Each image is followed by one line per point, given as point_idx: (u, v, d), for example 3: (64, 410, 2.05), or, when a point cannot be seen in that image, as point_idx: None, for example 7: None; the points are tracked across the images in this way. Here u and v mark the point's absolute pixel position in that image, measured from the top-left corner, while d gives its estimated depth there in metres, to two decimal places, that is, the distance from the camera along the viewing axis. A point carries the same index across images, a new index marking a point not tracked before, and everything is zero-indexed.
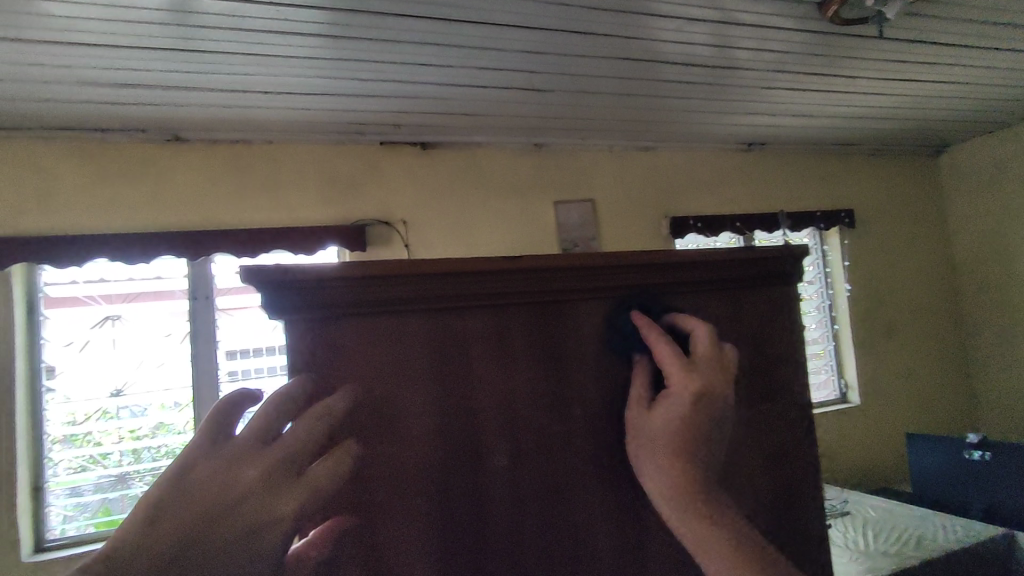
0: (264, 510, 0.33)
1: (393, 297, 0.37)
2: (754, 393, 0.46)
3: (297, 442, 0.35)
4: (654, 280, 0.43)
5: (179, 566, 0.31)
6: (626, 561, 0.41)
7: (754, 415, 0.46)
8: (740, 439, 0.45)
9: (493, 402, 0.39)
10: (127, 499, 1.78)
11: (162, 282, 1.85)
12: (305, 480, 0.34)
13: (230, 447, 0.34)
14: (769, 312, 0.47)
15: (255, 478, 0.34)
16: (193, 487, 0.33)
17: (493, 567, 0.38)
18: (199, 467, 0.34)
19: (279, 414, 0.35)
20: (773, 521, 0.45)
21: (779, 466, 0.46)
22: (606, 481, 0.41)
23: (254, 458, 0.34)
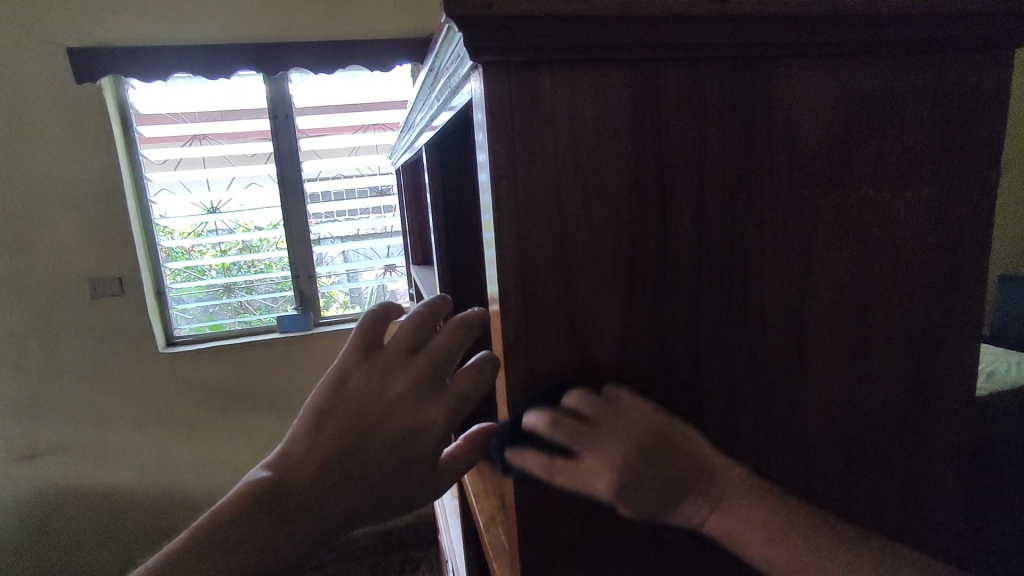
0: (414, 413, 0.38)
1: (598, 41, 0.34)
2: (942, 172, 0.43)
3: (436, 354, 0.39)
4: (869, 33, 0.38)
5: (348, 461, 0.37)
6: (790, 319, 0.43)
7: (938, 197, 0.44)
8: (921, 218, 0.44)
9: (686, 161, 0.38)
10: (231, 308, 1.97)
11: (239, 102, 1.84)
12: (449, 391, 0.39)
13: (381, 359, 0.39)
14: (979, 79, 0.42)
15: (405, 387, 0.38)
16: (353, 395, 0.38)
17: (669, 320, 0.40)
18: (357, 374, 0.38)
19: (415, 334, 0.39)
20: (935, 305, 0.46)
21: (952, 252, 0.45)
22: (782, 246, 0.41)
23: (399, 369, 0.38)
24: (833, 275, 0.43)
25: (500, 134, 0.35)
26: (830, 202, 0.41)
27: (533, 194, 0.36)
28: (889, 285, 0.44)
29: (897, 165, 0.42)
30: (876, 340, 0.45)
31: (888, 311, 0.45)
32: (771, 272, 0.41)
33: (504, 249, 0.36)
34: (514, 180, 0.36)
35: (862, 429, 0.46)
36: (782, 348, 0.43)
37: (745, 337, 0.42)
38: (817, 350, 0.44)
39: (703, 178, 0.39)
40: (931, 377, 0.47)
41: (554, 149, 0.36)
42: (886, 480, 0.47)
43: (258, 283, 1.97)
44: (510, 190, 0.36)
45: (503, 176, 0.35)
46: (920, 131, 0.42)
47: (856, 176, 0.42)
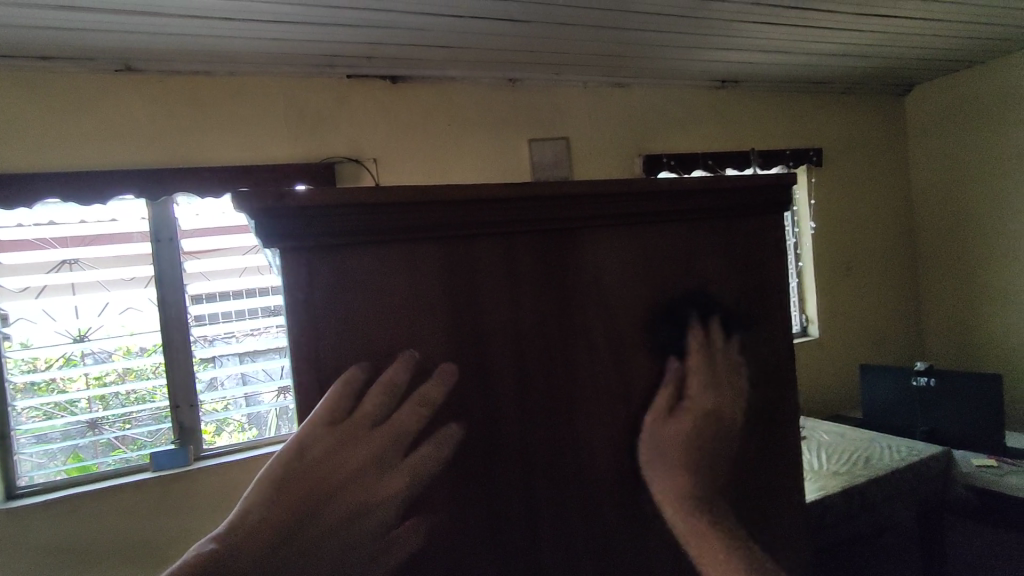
0: (373, 484, 0.35)
1: (405, 223, 0.36)
2: (744, 318, 0.48)
3: (399, 428, 0.37)
4: (659, 206, 0.43)
5: (300, 536, 0.33)
6: (624, 468, 0.43)
7: (747, 341, 0.48)
8: (734, 361, 0.48)
9: (503, 324, 0.40)
10: (100, 445, 1.76)
11: (122, 224, 1.77)
12: (406, 463, 0.37)
13: (347, 429, 0.35)
14: (759, 238, 0.48)
15: (368, 457, 0.35)
16: (315, 468, 0.34)
17: (498, 480, 0.40)
18: (319, 445, 0.34)
19: (380, 405, 0.36)
20: (761, 442, 0.48)
21: (767, 390, 0.49)
22: (604, 399, 0.43)
23: (361, 442, 0.35)
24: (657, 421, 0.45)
25: (303, 309, 0.35)
26: (647, 355, 0.44)
27: (343, 366, 0.36)
28: None
29: (705, 315, 0.46)
30: None
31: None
32: (597, 423, 0.43)
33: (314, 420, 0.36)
34: (319, 354, 0.36)
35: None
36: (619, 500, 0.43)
37: (580, 489, 0.42)
38: None
39: (519, 338, 0.40)
40: (766, 512, 0.48)
41: (364, 320, 0.37)
42: None
43: (137, 414, 1.79)
44: (318, 363, 0.36)
45: (308, 353, 0.36)
46: (718, 283, 0.47)
47: (669, 328, 0.45)
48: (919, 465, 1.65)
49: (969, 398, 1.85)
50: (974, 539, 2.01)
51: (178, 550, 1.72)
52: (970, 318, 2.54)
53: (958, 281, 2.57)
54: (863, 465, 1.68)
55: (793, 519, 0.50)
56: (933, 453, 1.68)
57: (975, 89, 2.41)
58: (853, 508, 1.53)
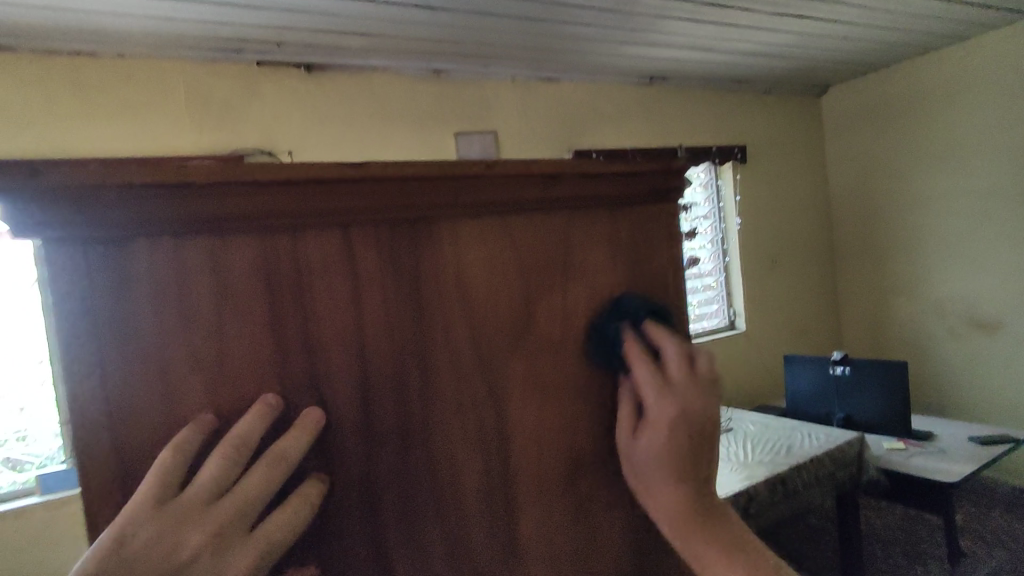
0: (215, 567, 0.28)
1: (216, 212, 0.30)
2: None
3: (247, 494, 0.30)
4: (528, 196, 0.39)
5: None
6: (492, 490, 0.38)
7: None
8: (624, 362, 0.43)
9: (345, 333, 0.34)
10: None
11: None
12: (257, 537, 0.30)
13: (177, 508, 0.28)
14: (646, 231, 0.45)
15: (206, 536, 0.28)
16: (138, 561, 0.27)
17: (340, 518, 0.34)
18: (146, 530, 0.28)
19: (227, 466, 0.30)
20: None
21: None
22: (472, 412, 0.38)
23: (198, 517, 0.29)
24: (537, 436, 0.40)
25: (77, 325, 0.29)
26: (521, 359, 0.40)
27: (131, 391, 0.30)
28: (597, 443, 0.42)
29: (587, 314, 0.42)
30: (597, 502, 0.41)
31: (602, 471, 0.42)
32: (464, 441, 0.37)
33: (86, 463, 0.29)
34: (98, 376, 0.29)
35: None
36: (487, 526, 0.38)
37: (442, 521, 0.37)
38: (531, 523, 0.39)
39: (366, 348, 0.34)
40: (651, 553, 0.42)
41: (160, 334, 0.30)
42: None
43: (31, 430, 1.60)
44: (98, 388, 0.29)
45: (81, 375, 0.29)
46: (603, 280, 0.43)
47: (545, 329, 0.40)
48: (837, 453, 1.71)
49: (880, 385, 1.94)
50: (889, 519, 2.14)
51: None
52: (884, 308, 2.67)
53: (871, 274, 2.70)
54: (785, 454, 1.72)
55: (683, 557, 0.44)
56: (849, 440, 1.75)
57: (884, 91, 2.54)
58: (777, 497, 1.56)
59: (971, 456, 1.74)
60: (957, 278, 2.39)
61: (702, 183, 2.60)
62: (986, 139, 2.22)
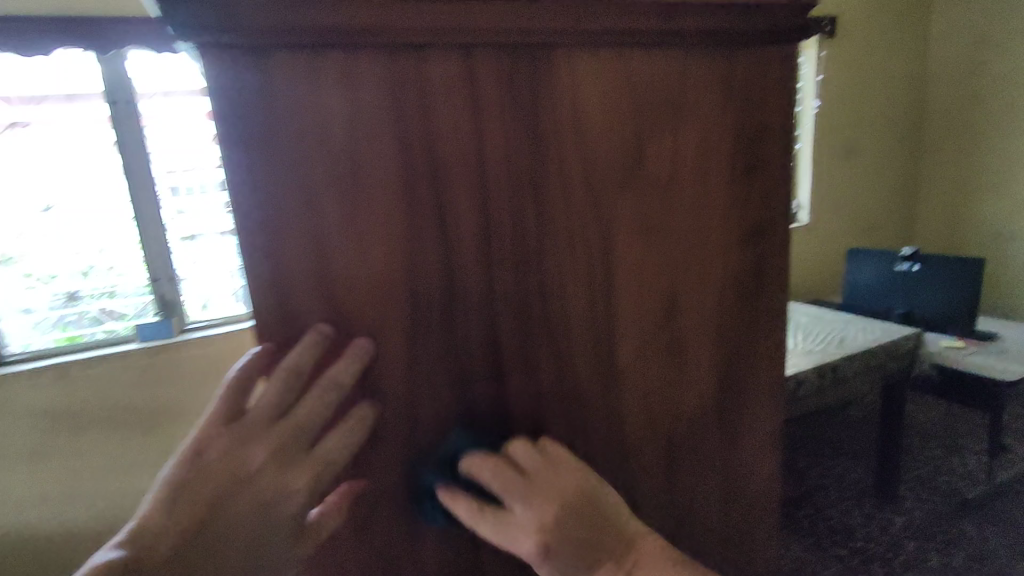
0: (276, 481, 0.34)
1: (349, 24, 0.30)
2: (740, 165, 0.43)
3: (301, 418, 0.34)
4: (649, 27, 0.37)
5: (203, 542, 0.33)
6: (594, 323, 0.41)
7: (739, 191, 0.43)
8: (726, 207, 0.43)
9: (466, 162, 0.35)
10: (88, 318, 1.74)
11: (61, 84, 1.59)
12: (316, 457, 0.35)
13: (240, 428, 0.34)
14: (763, 73, 0.42)
15: (269, 456, 0.34)
16: (213, 470, 0.33)
17: (460, 337, 0.37)
18: (213, 448, 0.34)
19: (282, 391, 0.34)
20: (744, 301, 0.46)
21: (754, 245, 0.45)
22: (582, 249, 0.39)
23: (259, 436, 0.34)
24: (638, 275, 0.41)
25: (231, 138, 0.30)
26: (629, 200, 0.40)
27: (280, 203, 0.32)
28: (691, 287, 0.43)
29: (696, 160, 0.41)
30: (686, 336, 0.44)
31: (693, 312, 0.44)
32: (570, 276, 0.39)
33: (250, 267, 0.32)
34: (253, 188, 0.31)
35: (688, 438, 0.46)
36: (588, 353, 0.41)
37: (548, 346, 0.40)
38: (623, 354, 0.42)
39: (487, 178, 0.35)
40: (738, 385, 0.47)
41: (302, 152, 0.32)
42: (705, 480, 0.47)
43: (119, 287, 1.75)
44: (252, 198, 0.31)
45: (239, 185, 0.31)
46: (713, 124, 0.41)
47: (654, 172, 0.40)
48: (892, 345, 1.70)
49: (950, 284, 1.88)
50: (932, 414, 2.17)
51: (170, 417, 1.73)
52: (966, 205, 2.50)
53: (958, 166, 2.50)
54: (838, 344, 1.73)
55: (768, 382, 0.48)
56: (908, 334, 1.74)
57: None
58: (824, 383, 1.60)
59: None
60: None
61: None
62: None
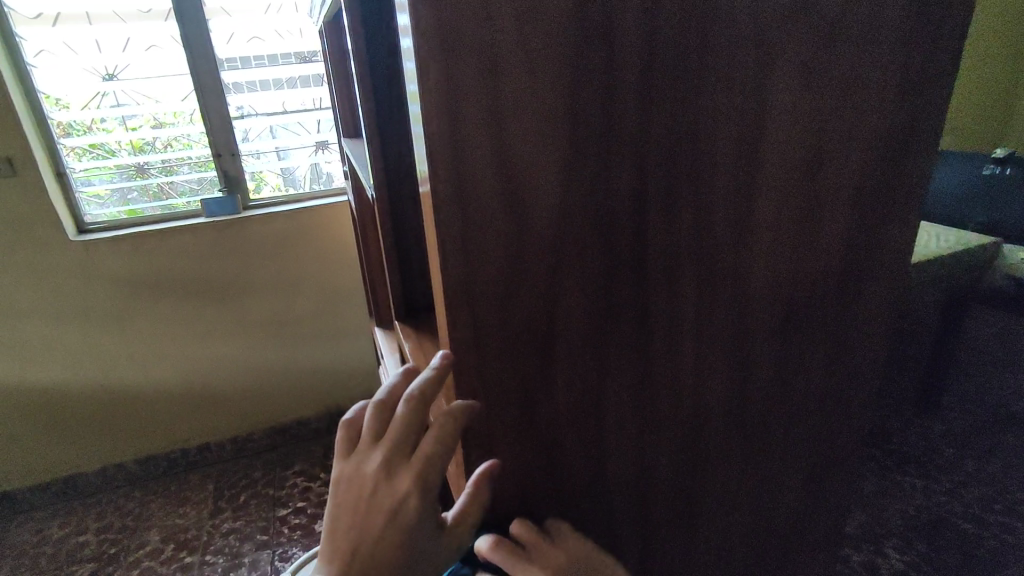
0: (391, 490, 0.40)
1: None
2: (872, 23, 0.45)
3: (396, 433, 0.41)
4: None
5: (357, 553, 0.40)
6: (725, 178, 0.45)
7: (867, 50, 0.46)
8: (852, 67, 0.46)
9: (635, 6, 0.38)
10: (152, 191, 1.78)
11: None
12: (416, 458, 0.41)
13: (354, 458, 0.42)
14: None
15: (377, 470, 0.41)
16: (345, 494, 0.41)
17: (615, 184, 0.42)
18: (340, 479, 0.42)
19: (378, 417, 0.42)
20: (858, 161, 0.49)
21: (874, 105, 0.48)
22: (725, 105, 0.43)
23: (370, 454, 0.41)
24: (768, 133, 0.45)
25: None
26: (770, 56, 0.43)
27: (477, 47, 0.35)
28: (813, 145, 0.47)
29: (831, 16, 0.44)
30: (802, 191, 0.48)
31: (810, 170, 0.48)
32: (711, 131, 0.43)
33: (448, 109, 0.36)
34: (454, 32, 0.34)
35: (780, 295, 0.52)
36: (716, 205, 0.46)
37: (685, 198, 0.44)
38: (746, 209, 0.47)
39: (650, 27, 0.38)
40: (823, 255, 0.52)
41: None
42: (798, 314, 0.54)
43: (179, 163, 1.78)
44: (439, 46, 0.34)
45: (441, 27, 0.34)
46: None
47: (793, 26, 0.43)
48: None
49: None
50: None
51: (242, 289, 1.84)
52: None
53: None
54: None
55: (853, 253, 0.53)
56: None
57: None
58: None
59: None
60: None
61: None
62: None
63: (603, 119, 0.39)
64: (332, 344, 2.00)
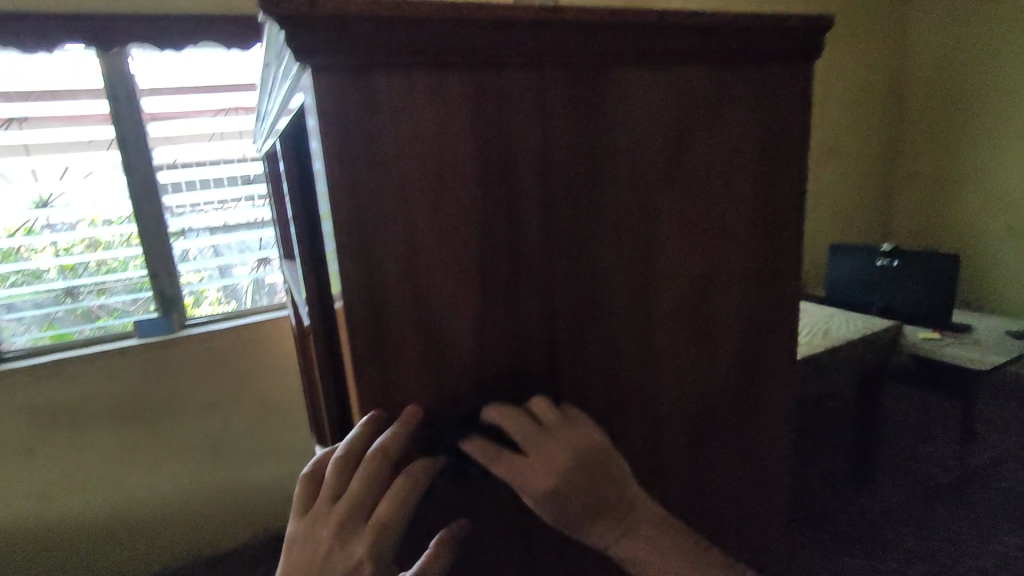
0: (345, 559, 0.36)
1: (442, 42, 0.34)
2: (764, 169, 0.47)
3: (351, 498, 0.37)
4: (689, 42, 0.41)
5: None
6: (635, 316, 0.45)
7: (762, 192, 0.48)
8: (750, 206, 0.48)
9: (533, 163, 0.39)
10: (81, 314, 1.73)
11: (57, 79, 1.59)
12: (369, 525, 0.37)
13: (312, 515, 0.38)
14: (788, 82, 0.46)
15: (329, 537, 0.37)
16: (296, 559, 0.37)
17: (523, 329, 0.42)
18: (297, 534, 0.38)
19: (338, 474, 0.38)
20: (767, 291, 0.50)
21: (775, 240, 0.49)
22: (627, 246, 0.44)
23: (323, 518, 0.38)
24: (673, 269, 0.46)
25: (333, 151, 0.34)
26: (669, 201, 0.44)
27: (376, 207, 0.36)
28: (721, 277, 0.48)
29: (727, 162, 0.46)
30: (716, 324, 0.49)
31: (722, 305, 0.49)
32: (618, 270, 0.44)
33: (351, 268, 0.36)
34: (351, 194, 0.35)
35: (704, 427, 0.51)
36: (628, 343, 0.46)
37: (596, 338, 0.45)
38: (659, 345, 0.47)
39: (548, 184, 0.40)
40: (758, 366, 0.52)
41: (394, 162, 0.35)
42: (726, 446, 0.52)
43: (113, 284, 1.75)
44: (339, 208, 0.35)
45: (339, 192, 0.35)
46: (741, 131, 0.46)
47: (690, 173, 0.44)
48: (871, 338, 1.78)
49: (924, 279, 1.98)
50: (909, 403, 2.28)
51: (172, 411, 1.76)
52: (943, 203, 2.60)
53: (935, 164, 2.60)
54: (822, 336, 1.79)
55: (786, 369, 0.53)
56: (886, 326, 1.83)
57: None
58: (809, 373, 1.66)
59: (1006, 348, 1.80)
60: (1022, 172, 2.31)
61: None
62: None
63: (503, 269, 0.40)
64: (269, 463, 1.90)
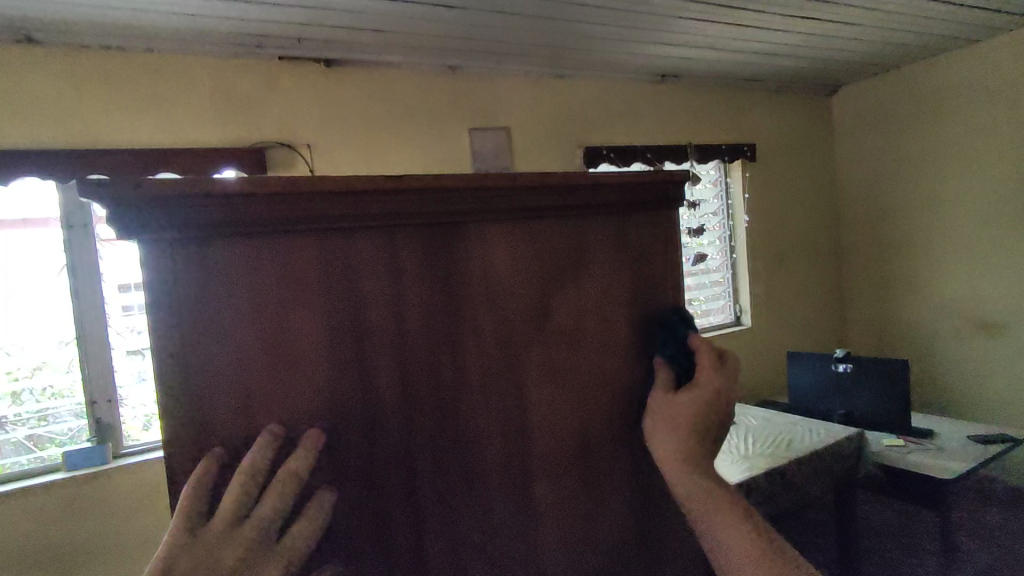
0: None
1: (283, 218, 0.36)
2: (638, 316, 0.48)
3: (262, 516, 0.35)
4: (546, 203, 0.43)
5: None
6: (511, 469, 0.44)
7: (640, 335, 0.48)
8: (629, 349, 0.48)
9: (386, 323, 0.39)
10: (12, 445, 1.63)
11: (12, 210, 1.62)
12: (281, 546, 0.35)
13: (209, 534, 0.34)
14: (652, 233, 0.49)
15: (236, 557, 0.34)
16: None
17: (382, 496, 0.39)
18: (185, 558, 0.33)
19: (240, 490, 0.35)
20: None
21: None
22: (494, 397, 0.43)
23: (226, 536, 0.34)
24: (550, 417, 0.45)
25: (168, 322, 0.35)
26: (538, 351, 0.45)
27: (212, 374, 0.36)
28: (603, 425, 0.47)
29: (597, 310, 0.47)
30: (603, 475, 0.47)
31: (608, 454, 0.47)
32: (487, 423, 0.43)
33: (183, 440, 0.35)
34: (186, 362, 0.35)
35: None
36: (506, 501, 0.44)
37: (469, 497, 0.42)
38: (541, 500, 0.45)
39: (403, 341, 0.40)
40: (659, 514, 0.48)
41: (233, 330, 0.36)
42: None
43: (55, 411, 1.67)
44: (173, 378, 0.35)
45: (174, 361, 0.35)
46: (610, 278, 0.47)
47: (557, 323, 0.45)
48: (836, 449, 1.75)
49: (879, 385, 1.99)
50: (886, 514, 2.20)
51: (97, 553, 1.61)
52: (890, 310, 2.69)
53: (877, 274, 2.73)
54: (786, 447, 1.76)
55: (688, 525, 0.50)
56: (850, 436, 1.79)
57: (894, 93, 2.56)
58: (777, 487, 1.61)
59: (969, 453, 1.77)
60: (958, 280, 2.42)
61: (712, 181, 2.63)
62: (993, 145, 2.25)
63: (354, 434, 0.39)
64: None
